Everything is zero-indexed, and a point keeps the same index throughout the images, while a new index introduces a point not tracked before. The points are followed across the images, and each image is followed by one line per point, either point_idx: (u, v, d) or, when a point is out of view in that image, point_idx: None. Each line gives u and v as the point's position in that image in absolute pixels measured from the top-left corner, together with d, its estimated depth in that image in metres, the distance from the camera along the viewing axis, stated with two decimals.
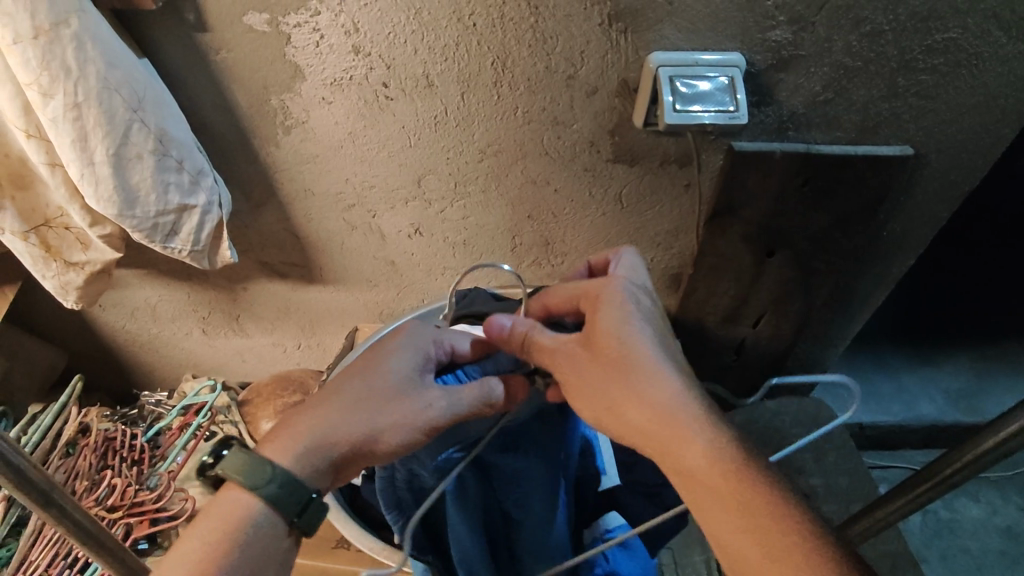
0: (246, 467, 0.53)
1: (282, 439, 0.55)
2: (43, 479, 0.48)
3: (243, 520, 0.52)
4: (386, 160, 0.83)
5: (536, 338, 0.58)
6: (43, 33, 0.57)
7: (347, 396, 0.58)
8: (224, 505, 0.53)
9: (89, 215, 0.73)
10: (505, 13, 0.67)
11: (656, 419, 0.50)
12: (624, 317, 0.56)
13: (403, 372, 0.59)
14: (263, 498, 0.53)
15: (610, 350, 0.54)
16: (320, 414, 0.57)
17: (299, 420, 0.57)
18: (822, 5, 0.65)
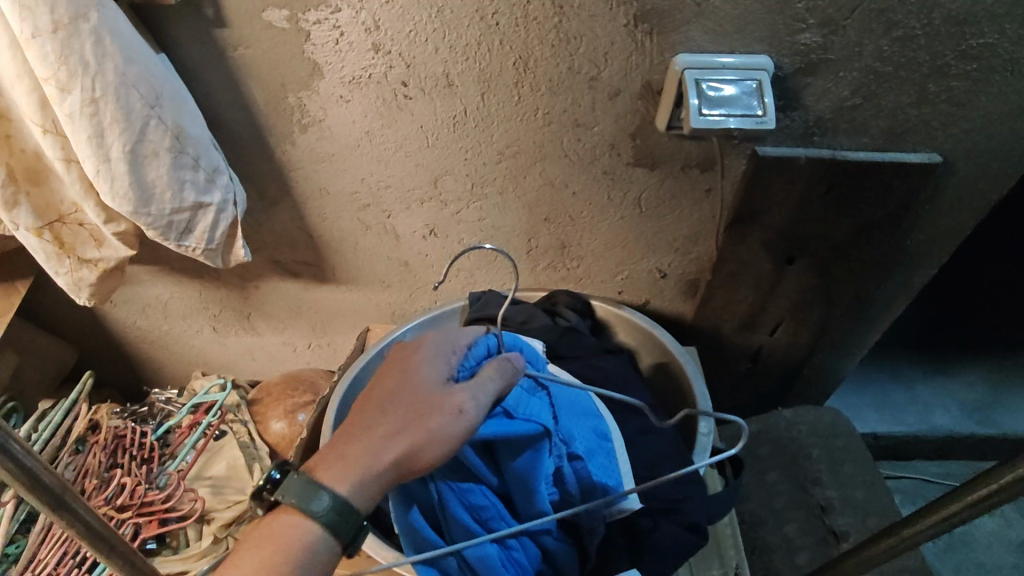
0: (299, 491, 0.53)
1: (332, 469, 0.54)
2: (56, 481, 0.47)
3: (296, 538, 0.52)
4: (403, 160, 0.81)
5: None
6: (61, 27, 0.57)
7: (386, 420, 0.56)
8: (278, 524, 0.53)
9: (105, 212, 0.72)
10: (529, 13, 0.66)
11: None
12: None
13: (431, 382, 0.57)
14: (318, 524, 0.53)
15: None
16: (361, 438, 0.55)
17: (345, 446, 0.55)
18: (855, 7, 0.63)
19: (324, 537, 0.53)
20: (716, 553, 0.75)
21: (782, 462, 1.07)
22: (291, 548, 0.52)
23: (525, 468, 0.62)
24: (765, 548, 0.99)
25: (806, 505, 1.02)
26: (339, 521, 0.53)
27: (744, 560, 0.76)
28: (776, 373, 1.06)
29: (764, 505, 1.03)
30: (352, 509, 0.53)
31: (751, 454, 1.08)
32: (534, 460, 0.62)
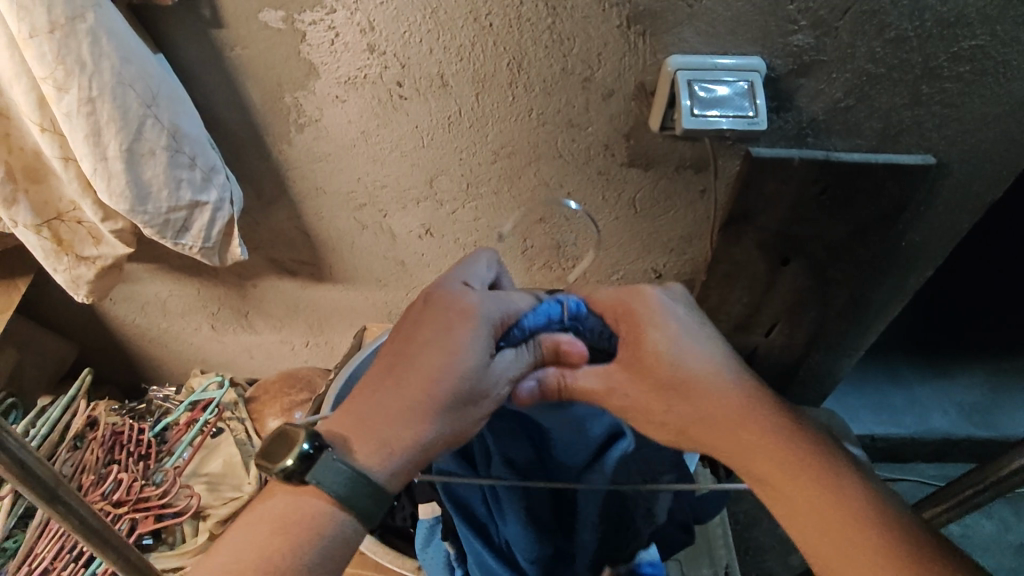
0: (329, 474, 0.53)
1: (371, 451, 0.55)
2: (49, 475, 0.48)
3: (322, 524, 0.52)
4: (399, 160, 0.82)
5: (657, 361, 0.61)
6: (58, 28, 0.57)
7: (428, 403, 0.57)
8: (305, 506, 0.53)
9: (102, 210, 0.73)
10: (523, 13, 0.66)
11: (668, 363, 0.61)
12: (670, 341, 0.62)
13: (479, 367, 0.59)
14: (350, 508, 0.53)
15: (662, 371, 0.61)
16: (395, 407, 0.57)
17: (385, 426, 0.56)
18: (847, 9, 0.63)
19: (353, 523, 0.54)
20: (706, 550, 0.76)
21: None
22: (316, 531, 0.52)
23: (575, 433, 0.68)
24: (757, 549, 0.99)
25: None
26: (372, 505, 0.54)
27: (735, 558, 0.77)
28: (772, 372, 1.06)
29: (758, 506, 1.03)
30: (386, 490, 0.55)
31: None
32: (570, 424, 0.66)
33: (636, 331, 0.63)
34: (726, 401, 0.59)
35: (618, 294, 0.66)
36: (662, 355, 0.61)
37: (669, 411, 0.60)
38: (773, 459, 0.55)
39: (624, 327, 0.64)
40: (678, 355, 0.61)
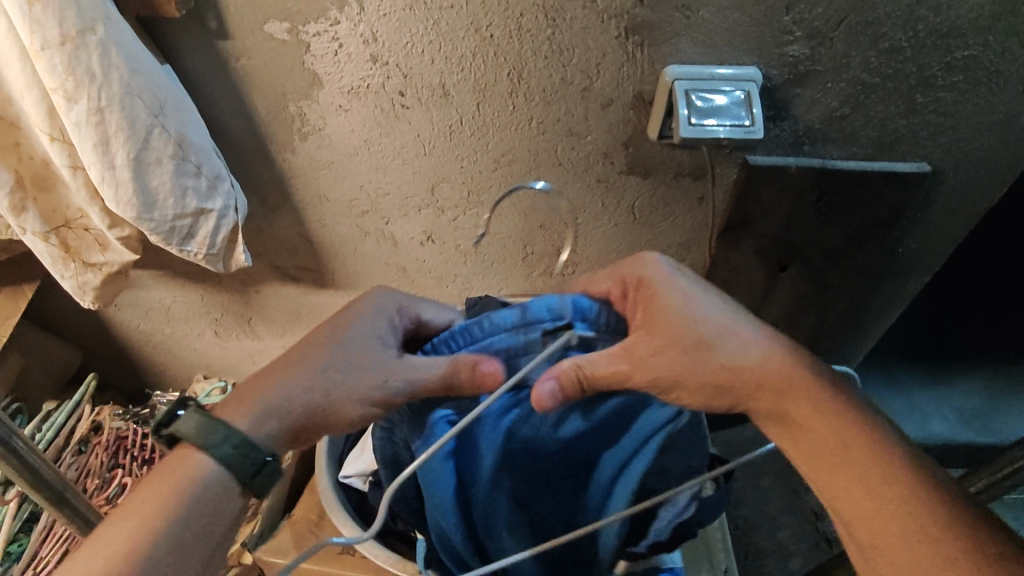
0: (195, 428, 0.55)
1: (236, 402, 0.57)
2: (56, 480, 0.59)
3: (188, 471, 0.54)
4: (401, 167, 0.83)
5: (674, 322, 0.55)
6: (69, 40, 0.59)
7: (306, 367, 0.59)
8: (174, 459, 0.55)
9: (109, 217, 0.74)
10: (523, 25, 0.67)
11: (684, 325, 0.55)
12: (683, 298, 0.56)
13: (364, 345, 0.60)
14: (213, 458, 0.55)
15: (681, 332, 0.54)
16: (274, 366, 0.60)
17: (257, 385, 0.58)
18: (841, 20, 0.65)
19: (220, 473, 0.55)
20: (705, 554, 0.77)
21: (777, 468, 1.04)
22: (182, 479, 0.54)
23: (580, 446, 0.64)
24: (758, 554, 0.98)
25: (800, 511, 1.00)
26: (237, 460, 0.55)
27: (734, 562, 0.77)
28: None
29: (759, 511, 1.01)
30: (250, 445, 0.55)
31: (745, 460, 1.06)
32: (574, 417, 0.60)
33: (650, 302, 0.56)
34: (755, 363, 0.54)
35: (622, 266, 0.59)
36: (679, 319, 0.55)
37: (695, 374, 0.54)
38: (824, 423, 0.52)
39: (635, 297, 0.57)
40: (693, 313, 0.55)
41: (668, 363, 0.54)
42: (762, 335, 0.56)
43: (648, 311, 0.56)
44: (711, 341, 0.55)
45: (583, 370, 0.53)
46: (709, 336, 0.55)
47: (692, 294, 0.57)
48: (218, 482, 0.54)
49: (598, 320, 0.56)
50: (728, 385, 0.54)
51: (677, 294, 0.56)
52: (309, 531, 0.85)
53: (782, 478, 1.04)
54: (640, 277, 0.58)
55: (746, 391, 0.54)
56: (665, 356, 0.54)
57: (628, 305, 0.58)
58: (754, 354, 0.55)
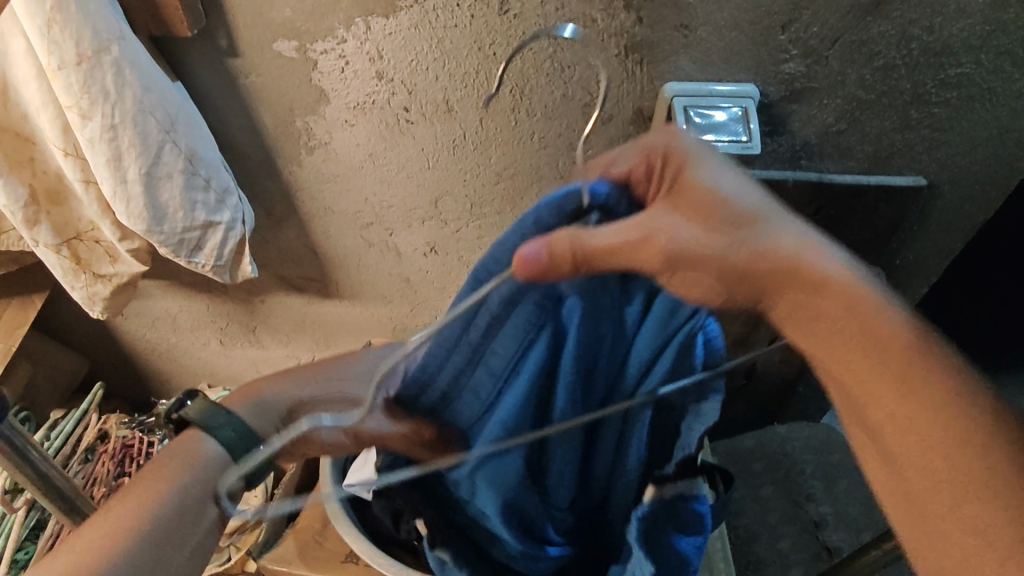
0: (204, 416, 0.56)
1: (236, 398, 0.60)
2: (66, 487, 0.61)
3: (193, 450, 0.54)
4: (405, 180, 0.85)
5: (705, 204, 0.44)
6: (85, 60, 0.61)
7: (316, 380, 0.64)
8: (178, 441, 0.56)
9: (120, 229, 0.76)
10: (525, 44, 0.69)
11: (713, 210, 0.44)
12: (713, 179, 0.44)
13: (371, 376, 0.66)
14: (214, 440, 0.55)
15: (713, 217, 0.44)
16: (284, 376, 0.64)
17: (260, 389, 0.62)
18: (836, 39, 0.66)
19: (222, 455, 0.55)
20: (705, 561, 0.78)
21: (776, 478, 1.04)
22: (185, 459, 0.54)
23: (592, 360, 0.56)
24: (759, 564, 0.96)
25: (799, 521, 0.99)
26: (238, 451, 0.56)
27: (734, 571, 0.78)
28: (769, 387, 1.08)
29: (759, 521, 1.00)
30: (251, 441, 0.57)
31: (745, 469, 1.06)
32: (598, 328, 0.54)
33: (673, 181, 0.44)
34: (796, 252, 0.45)
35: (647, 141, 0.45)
36: (709, 196, 0.44)
37: (729, 264, 0.44)
38: (859, 324, 0.43)
39: (659, 180, 0.45)
40: (723, 195, 0.44)
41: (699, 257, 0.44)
42: (812, 234, 0.46)
43: (675, 189, 0.44)
44: (744, 222, 0.44)
45: (581, 243, 0.41)
46: (746, 211, 0.44)
47: (722, 173, 0.45)
48: (217, 462, 0.55)
49: (612, 199, 0.44)
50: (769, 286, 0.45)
51: (707, 172, 0.45)
52: (313, 540, 0.86)
53: (783, 487, 1.03)
54: (670, 147, 0.45)
55: (771, 277, 0.44)
56: (686, 227, 0.43)
57: (652, 183, 0.45)
58: (797, 242, 0.45)
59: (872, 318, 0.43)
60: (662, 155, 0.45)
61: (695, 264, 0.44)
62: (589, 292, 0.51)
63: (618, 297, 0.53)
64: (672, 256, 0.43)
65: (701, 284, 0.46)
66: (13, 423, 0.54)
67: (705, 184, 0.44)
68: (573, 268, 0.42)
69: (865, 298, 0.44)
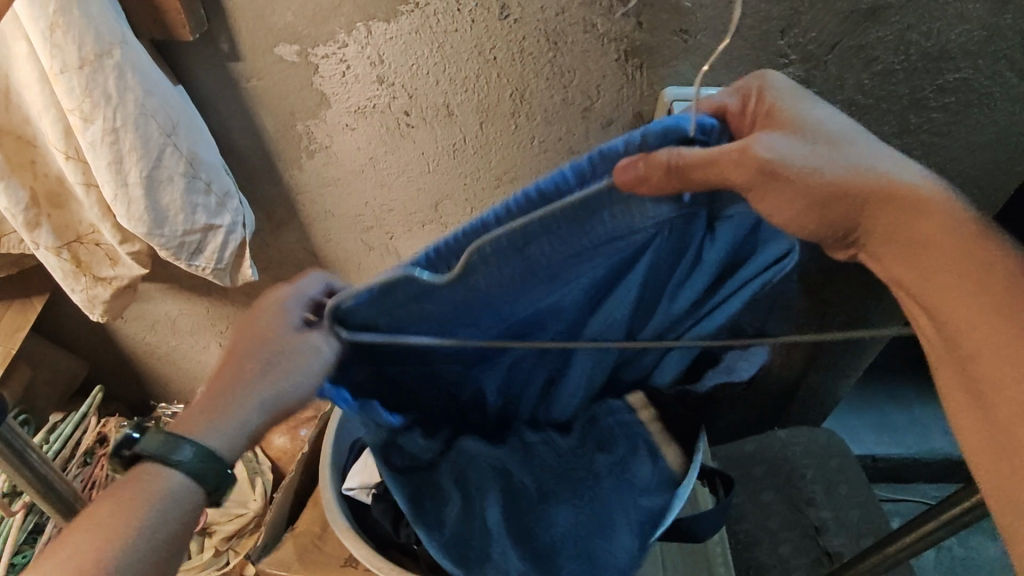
0: (160, 445, 0.51)
1: (189, 421, 0.52)
2: (67, 492, 0.61)
3: (150, 489, 0.50)
4: (405, 184, 0.85)
5: (802, 127, 0.44)
6: (87, 64, 0.61)
7: (236, 369, 0.53)
8: (135, 477, 0.51)
9: (120, 233, 0.76)
10: (525, 48, 0.69)
11: (814, 133, 0.44)
12: (809, 111, 0.45)
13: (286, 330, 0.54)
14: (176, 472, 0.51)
15: (815, 137, 0.43)
16: (209, 387, 0.54)
17: (204, 400, 0.53)
18: (834, 45, 0.66)
19: (186, 486, 0.51)
20: (705, 565, 0.78)
21: (777, 482, 1.04)
22: (142, 498, 0.49)
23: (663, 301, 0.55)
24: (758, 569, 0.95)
25: (799, 525, 0.99)
26: (201, 468, 0.50)
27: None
28: (769, 391, 1.08)
29: (759, 526, 1.00)
30: (217, 455, 0.51)
31: (745, 474, 1.06)
32: (664, 266, 0.51)
33: (767, 113, 0.46)
34: (895, 175, 0.43)
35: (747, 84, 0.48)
36: (800, 121, 0.44)
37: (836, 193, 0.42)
38: (953, 243, 0.42)
39: (755, 114, 0.47)
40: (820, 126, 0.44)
41: (809, 171, 0.41)
42: (903, 162, 0.45)
43: (768, 117, 0.45)
44: (839, 146, 0.44)
45: (679, 153, 0.38)
46: (835, 137, 0.44)
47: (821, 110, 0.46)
48: (182, 495, 0.51)
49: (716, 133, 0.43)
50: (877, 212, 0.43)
51: (806, 107, 0.46)
52: (313, 544, 0.86)
53: (783, 492, 1.03)
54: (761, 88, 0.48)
55: (873, 203, 0.42)
56: (778, 143, 0.41)
57: (745, 117, 0.47)
58: (892, 167, 0.43)
59: (975, 247, 0.42)
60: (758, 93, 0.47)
61: (794, 180, 0.41)
62: (669, 224, 0.45)
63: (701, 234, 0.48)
64: (769, 171, 0.40)
65: (794, 209, 0.42)
66: (11, 426, 0.54)
67: (806, 116, 0.45)
68: (668, 181, 0.38)
69: (959, 222, 0.42)
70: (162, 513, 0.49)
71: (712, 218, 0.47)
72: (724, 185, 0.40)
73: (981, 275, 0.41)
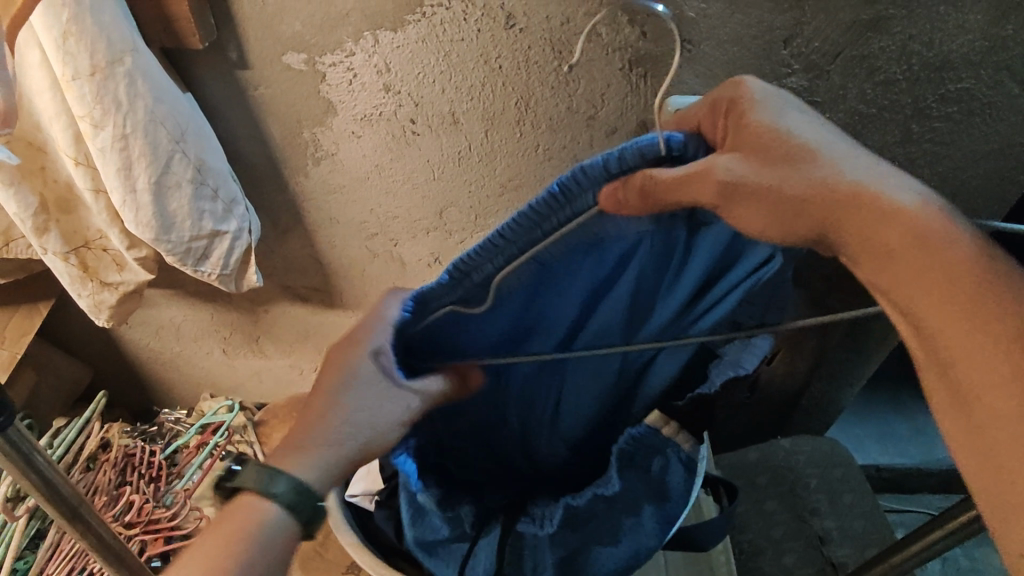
0: (258, 478, 0.53)
1: (286, 453, 0.55)
2: (73, 496, 0.62)
3: (251, 519, 0.53)
4: (411, 191, 0.85)
5: (777, 135, 0.43)
6: (99, 71, 0.62)
7: (324, 410, 0.56)
8: (234, 506, 0.54)
9: (127, 238, 0.76)
10: (530, 57, 0.70)
11: (787, 141, 0.43)
12: (784, 117, 0.44)
13: (370, 371, 0.56)
14: (273, 504, 0.53)
15: (785, 146, 0.43)
16: (303, 423, 0.57)
17: (301, 436, 0.56)
18: (837, 54, 0.67)
19: (282, 516, 0.54)
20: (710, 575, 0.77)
21: (781, 492, 1.03)
22: (246, 528, 0.52)
23: (642, 302, 0.61)
24: None
25: (804, 536, 0.98)
26: (299, 501, 0.53)
27: None
28: (772, 400, 1.07)
29: (763, 535, 0.99)
30: (314, 495, 0.54)
31: (749, 483, 1.05)
32: (651, 273, 0.58)
33: (740, 121, 0.45)
34: (874, 185, 0.42)
35: (726, 88, 0.47)
36: (767, 130, 0.43)
37: (802, 206, 0.41)
38: (941, 256, 0.39)
39: (728, 122, 0.46)
40: (796, 132, 0.43)
41: (777, 185, 0.42)
42: (890, 171, 0.43)
43: (741, 126, 0.45)
44: (815, 155, 0.43)
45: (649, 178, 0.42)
46: (810, 146, 0.43)
47: (802, 114, 0.45)
48: (281, 526, 0.54)
49: (688, 146, 0.45)
50: (852, 224, 0.41)
51: (783, 110, 0.45)
52: (315, 551, 0.85)
53: (788, 502, 1.02)
54: (741, 91, 0.47)
55: (839, 213, 0.41)
56: (741, 161, 0.42)
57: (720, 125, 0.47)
58: (870, 175, 0.42)
59: (958, 262, 0.39)
60: (736, 97, 0.46)
61: (757, 194, 0.42)
62: (652, 234, 0.53)
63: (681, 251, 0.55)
64: (731, 191, 0.42)
65: (761, 221, 0.43)
66: (20, 428, 0.54)
67: (781, 122, 0.44)
68: (641, 203, 0.43)
69: (940, 236, 0.39)
70: (263, 544, 0.52)
71: (692, 228, 0.52)
72: (691, 203, 0.43)
73: (957, 288, 0.39)
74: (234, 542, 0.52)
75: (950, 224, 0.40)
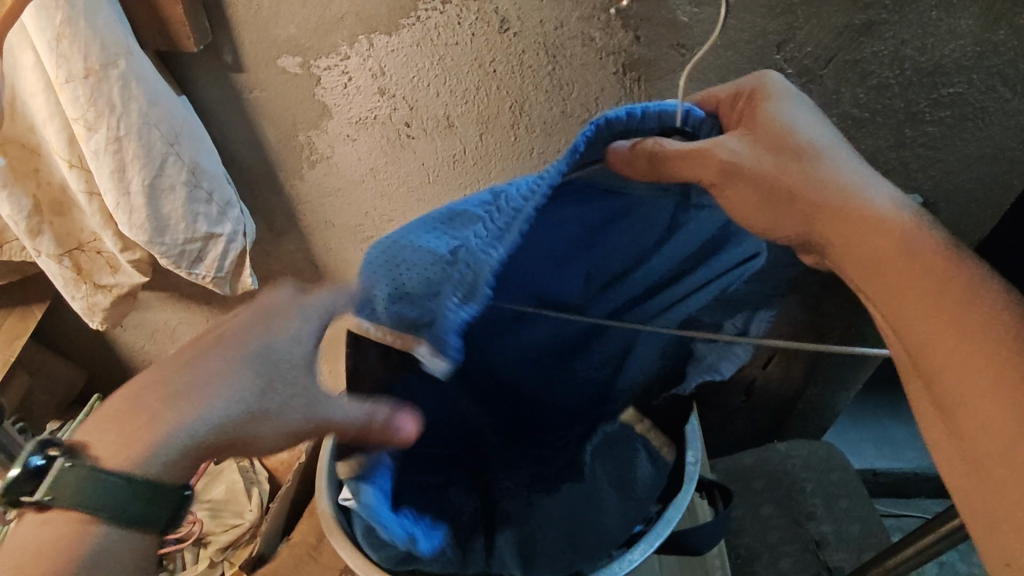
0: (75, 484, 0.44)
1: (132, 442, 0.46)
2: None
3: (77, 534, 0.44)
4: (405, 195, 0.86)
5: (779, 136, 0.47)
6: (93, 73, 0.62)
7: (198, 389, 0.48)
8: (52, 518, 0.44)
9: (121, 240, 0.76)
10: (524, 61, 0.70)
11: (786, 135, 0.47)
12: (791, 115, 0.49)
13: (275, 357, 0.49)
14: (101, 515, 0.44)
15: (785, 139, 0.47)
16: (157, 403, 0.47)
17: (155, 418, 0.47)
18: (830, 59, 0.67)
19: (116, 527, 0.45)
20: None
21: (777, 496, 1.03)
22: (72, 546, 0.44)
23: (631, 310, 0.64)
24: None
25: (799, 540, 0.98)
26: (139, 507, 0.45)
27: None
28: (768, 404, 1.07)
29: (758, 539, 0.99)
30: (156, 487, 0.45)
31: (744, 487, 1.05)
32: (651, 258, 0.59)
33: (751, 113, 0.50)
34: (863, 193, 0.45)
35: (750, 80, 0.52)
36: (774, 123, 0.48)
37: (789, 197, 0.46)
38: (925, 265, 0.42)
39: (740, 112, 0.51)
40: (798, 132, 0.48)
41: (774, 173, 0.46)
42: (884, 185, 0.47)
43: (750, 116, 0.49)
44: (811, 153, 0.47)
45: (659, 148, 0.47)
46: (812, 143, 0.47)
47: (813, 121, 0.49)
48: (120, 539, 0.45)
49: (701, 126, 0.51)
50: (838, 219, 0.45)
51: (790, 109, 0.49)
52: (309, 555, 0.85)
53: (783, 505, 1.02)
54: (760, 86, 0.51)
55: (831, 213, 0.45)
56: (744, 144, 0.47)
57: (734, 113, 0.52)
58: (852, 175, 0.46)
59: (939, 273, 0.41)
60: (752, 91, 0.51)
61: (751, 177, 0.46)
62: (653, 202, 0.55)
63: (663, 230, 0.57)
64: (729, 170, 0.46)
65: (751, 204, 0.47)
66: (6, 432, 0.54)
67: (788, 120, 0.48)
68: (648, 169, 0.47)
69: (925, 248, 0.42)
70: (98, 563, 0.44)
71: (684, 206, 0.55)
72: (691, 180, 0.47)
73: (940, 300, 0.40)
74: (66, 558, 0.43)
75: (934, 241, 0.43)
